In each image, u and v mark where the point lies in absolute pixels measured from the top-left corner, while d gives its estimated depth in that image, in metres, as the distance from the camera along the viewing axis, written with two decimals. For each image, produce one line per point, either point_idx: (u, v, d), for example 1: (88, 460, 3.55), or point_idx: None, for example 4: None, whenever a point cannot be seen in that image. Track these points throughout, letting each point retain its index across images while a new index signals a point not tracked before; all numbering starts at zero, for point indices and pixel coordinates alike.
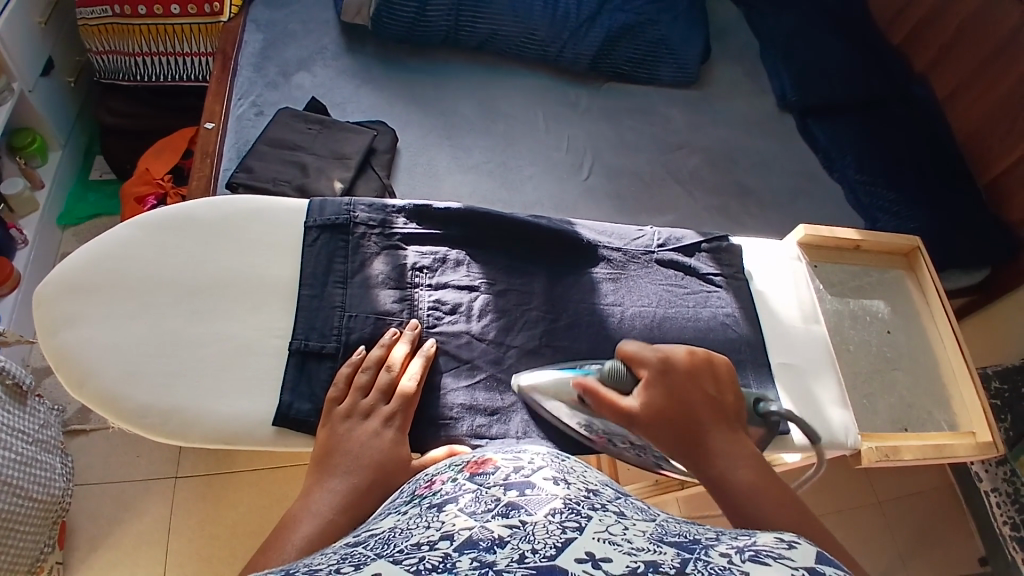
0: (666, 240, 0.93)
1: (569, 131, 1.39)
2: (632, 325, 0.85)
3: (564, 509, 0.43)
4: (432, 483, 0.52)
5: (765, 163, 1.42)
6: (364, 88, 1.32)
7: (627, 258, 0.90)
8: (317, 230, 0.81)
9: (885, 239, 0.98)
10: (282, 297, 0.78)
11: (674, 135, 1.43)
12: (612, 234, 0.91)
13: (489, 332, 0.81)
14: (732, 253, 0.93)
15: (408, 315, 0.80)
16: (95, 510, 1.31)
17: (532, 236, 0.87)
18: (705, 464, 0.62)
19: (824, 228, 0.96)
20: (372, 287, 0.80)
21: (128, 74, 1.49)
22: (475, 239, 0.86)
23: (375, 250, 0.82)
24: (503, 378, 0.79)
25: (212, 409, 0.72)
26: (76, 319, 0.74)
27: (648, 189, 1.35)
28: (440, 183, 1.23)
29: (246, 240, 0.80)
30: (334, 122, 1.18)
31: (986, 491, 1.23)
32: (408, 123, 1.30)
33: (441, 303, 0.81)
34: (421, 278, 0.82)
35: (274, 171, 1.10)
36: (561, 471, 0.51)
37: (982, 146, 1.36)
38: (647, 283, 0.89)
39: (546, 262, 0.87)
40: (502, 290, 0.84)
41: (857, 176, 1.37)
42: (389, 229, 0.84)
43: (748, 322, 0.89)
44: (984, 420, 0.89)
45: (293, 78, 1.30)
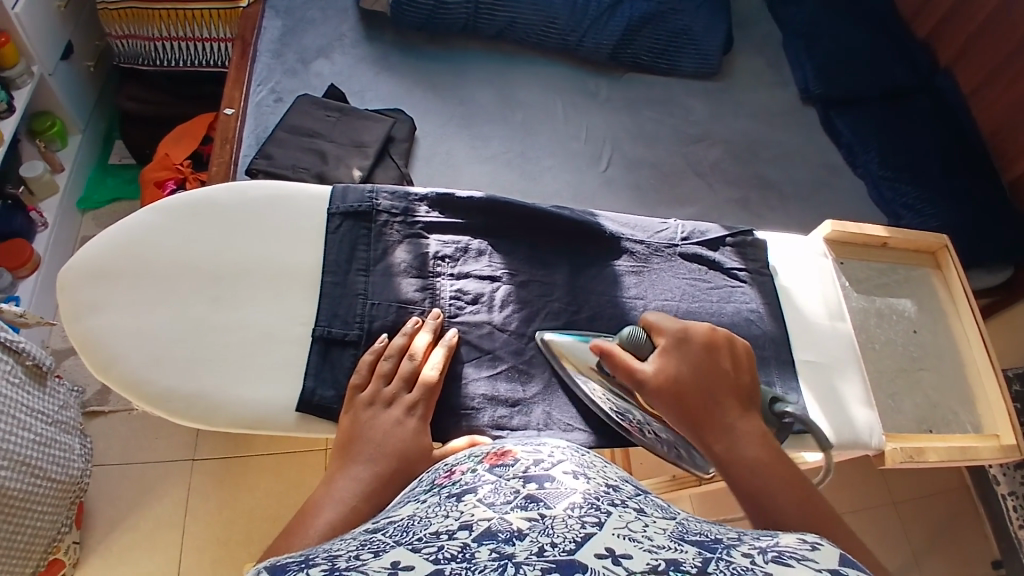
0: (690, 233, 0.92)
1: (588, 121, 1.37)
2: None
3: (583, 504, 0.43)
4: (452, 473, 0.52)
5: (788, 158, 1.40)
6: (383, 75, 1.32)
7: (651, 251, 0.89)
8: (340, 217, 0.81)
9: (912, 235, 0.96)
10: (304, 283, 0.78)
11: (693, 127, 1.42)
12: (635, 226, 0.90)
13: (511, 322, 0.81)
14: (757, 248, 0.92)
15: (430, 304, 0.80)
16: (112, 492, 1.33)
17: (554, 227, 0.87)
18: (713, 443, 0.62)
19: (851, 224, 0.95)
20: (394, 275, 0.80)
21: (148, 60, 1.50)
22: (497, 229, 0.86)
23: (397, 238, 0.82)
24: (524, 369, 0.79)
25: (236, 395, 0.72)
26: (100, 302, 0.74)
27: (667, 183, 1.34)
28: (459, 173, 1.22)
29: (269, 226, 0.80)
30: (354, 110, 1.18)
31: (1004, 494, 1.21)
32: (427, 111, 1.29)
33: (464, 293, 0.81)
34: (443, 267, 0.82)
35: (294, 157, 1.10)
36: (581, 465, 0.51)
37: (1010, 143, 1.33)
38: (671, 277, 0.88)
39: (568, 254, 0.87)
40: (525, 281, 0.84)
41: (882, 172, 1.34)
42: (411, 218, 0.83)
43: (772, 318, 0.88)
44: (1009, 422, 0.88)
45: (313, 65, 1.29)
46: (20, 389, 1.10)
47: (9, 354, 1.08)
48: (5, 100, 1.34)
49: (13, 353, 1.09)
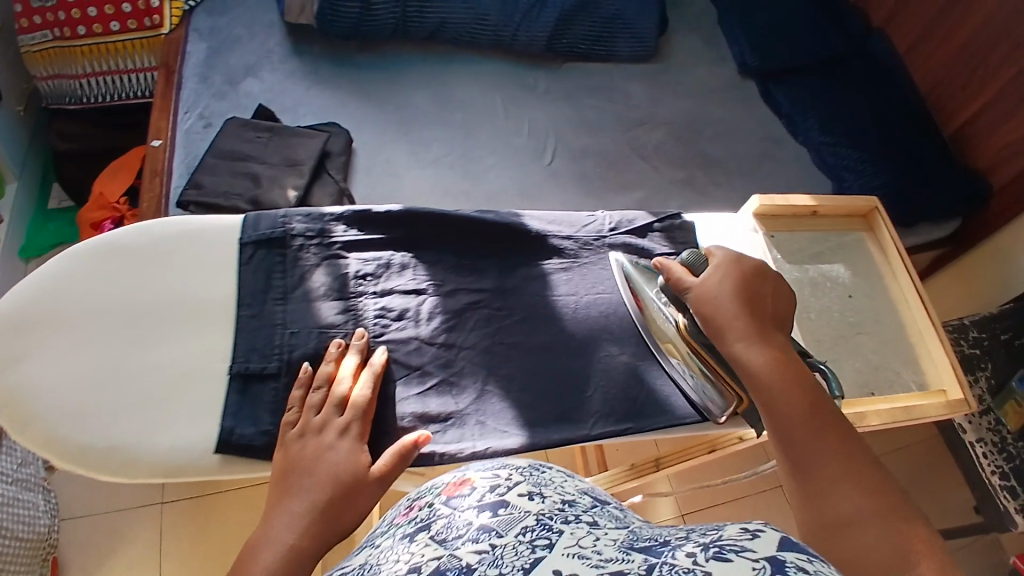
0: (618, 223, 0.91)
1: (529, 115, 1.37)
2: (586, 313, 0.84)
3: (535, 526, 0.44)
4: (411, 509, 0.52)
5: (729, 133, 1.40)
6: (314, 89, 1.29)
7: (579, 246, 0.89)
8: (252, 247, 0.80)
9: (840, 202, 0.97)
10: (220, 318, 0.77)
11: (635, 111, 1.42)
12: (561, 222, 0.90)
13: (439, 335, 0.80)
14: (685, 230, 0.91)
15: (353, 326, 0.78)
16: (85, 541, 1.30)
17: (479, 232, 0.86)
18: (738, 356, 0.65)
19: (778, 197, 0.96)
20: (312, 300, 0.78)
21: (75, 98, 1.45)
22: (419, 241, 0.85)
23: (314, 262, 0.81)
24: (454, 380, 0.78)
25: (163, 440, 0.71)
26: (9, 357, 0.71)
27: (613, 169, 1.33)
28: (400, 180, 1.20)
29: (185, 264, 0.78)
30: (283, 129, 1.15)
31: (971, 443, 1.17)
32: (362, 121, 1.26)
33: (387, 310, 0.80)
34: (365, 286, 0.81)
35: (225, 184, 1.07)
36: (537, 485, 0.52)
37: (946, 97, 1.34)
38: (601, 270, 0.88)
39: (495, 258, 0.86)
40: (451, 290, 0.83)
41: (821, 137, 1.35)
42: (328, 239, 0.82)
43: None
44: (955, 377, 0.89)
45: (241, 86, 1.27)
46: None
47: None
48: None
49: None
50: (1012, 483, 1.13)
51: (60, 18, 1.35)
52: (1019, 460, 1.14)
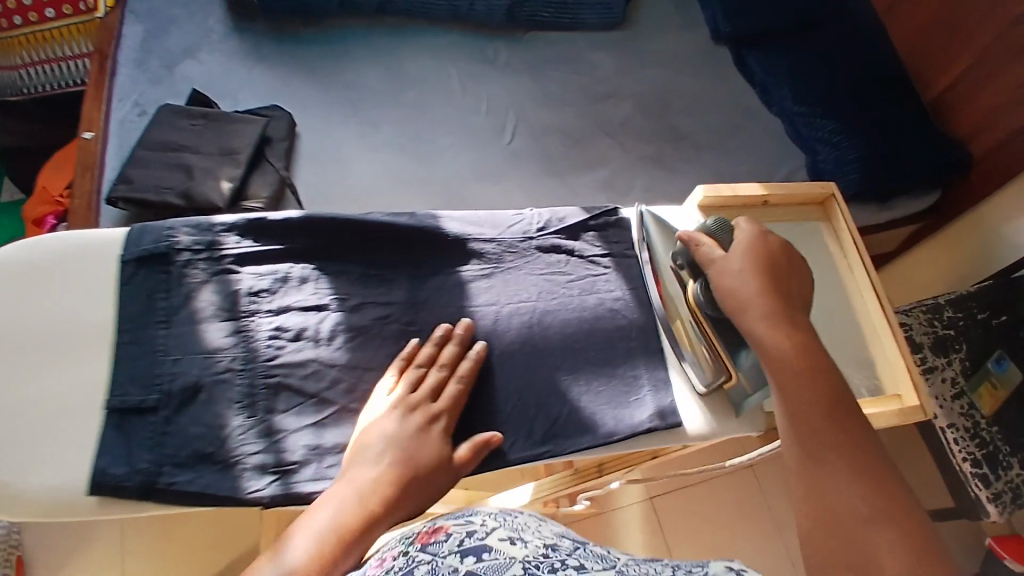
0: (547, 222, 0.85)
1: (487, 90, 1.29)
2: (509, 323, 0.78)
3: (522, 574, 0.47)
4: (384, 560, 0.52)
5: (700, 105, 1.33)
6: (256, 70, 1.22)
7: (503, 249, 0.82)
8: (132, 265, 0.71)
9: (793, 189, 0.92)
10: (94, 345, 0.69)
11: (601, 84, 1.34)
12: (484, 223, 0.83)
13: (341, 356, 0.72)
14: (620, 228, 0.87)
15: (243, 350, 0.70)
16: (49, 540, 1.28)
17: (393, 237, 0.79)
18: (763, 338, 0.67)
19: (726, 187, 0.89)
20: (198, 322, 0.70)
21: (12, 90, 1.36)
22: (323, 250, 0.77)
23: (201, 279, 0.73)
24: (356, 409, 0.70)
25: (21, 481, 0.63)
26: None
27: (577, 147, 1.26)
28: (346, 166, 1.14)
29: (53, 286, 0.70)
30: (219, 115, 1.09)
31: (943, 428, 1.15)
32: (307, 104, 1.19)
33: (283, 330, 0.72)
34: (258, 303, 0.72)
35: (156, 178, 1.01)
36: (513, 531, 0.54)
37: (929, 62, 1.26)
38: (526, 274, 0.81)
39: (409, 265, 0.79)
40: (357, 304, 0.75)
41: (796, 107, 1.27)
42: (217, 252, 0.73)
43: (638, 304, 0.82)
44: (909, 379, 0.84)
45: (177, 69, 1.19)
46: None
47: None
48: None
49: None
50: (984, 470, 1.11)
51: None
52: (990, 445, 1.13)
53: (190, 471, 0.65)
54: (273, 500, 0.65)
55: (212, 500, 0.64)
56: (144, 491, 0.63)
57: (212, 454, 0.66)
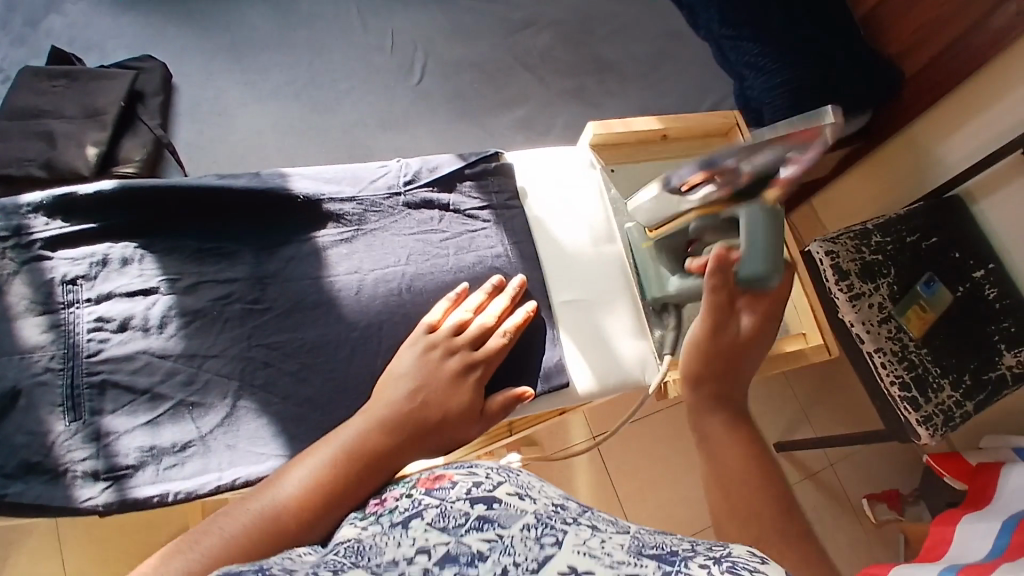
0: (417, 173, 0.73)
1: (391, 25, 1.17)
2: (374, 295, 0.68)
3: (537, 525, 0.43)
4: (384, 499, 0.49)
5: (625, 31, 1.24)
6: (125, 17, 1.08)
7: (364, 209, 0.71)
8: None
9: (689, 122, 0.82)
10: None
11: (517, 11, 1.23)
12: (342, 179, 0.71)
13: (175, 345, 0.62)
14: (502, 176, 0.76)
15: (62, 347, 0.60)
16: None
17: (230, 205, 0.67)
18: (699, 410, 0.54)
19: (618, 122, 0.81)
20: (11, 319, 0.61)
21: None
22: (144, 226, 0.65)
23: (10, 270, 0.62)
24: (196, 400, 0.62)
25: None
26: None
27: (493, 84, 1.17)
28: (234, 121, 1.04)
29: None
30: (82, 71, 0.96)
31: (869, 353, 1.14)
32: (185, 53, 1.07)
33: (105, 321, 0.62)
34: (77, 292, 0.62)
35: (14, 149, 0.89)
36: (521, 486, 0.48)
37: None
38: (392, 236, 0.70)
39: (253, 235, 0.68)
40: (191, 285, 0.65)
41: (721, 29, 1.15)
42: (25, 237, 0.63)
43: (523, 259, 0.73)
44: (814, 320, 0.82)
45: (33, 21, 1.05)
46: None
47: None
48: None
49: None
50: (912, 393, 1.11)
51: None
52: (919, 368, 1.14)
53: (21, 480, 0.56)
54: (110, 507, 0.57)
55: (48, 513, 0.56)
56: None
57: (39, 463, 0.57)
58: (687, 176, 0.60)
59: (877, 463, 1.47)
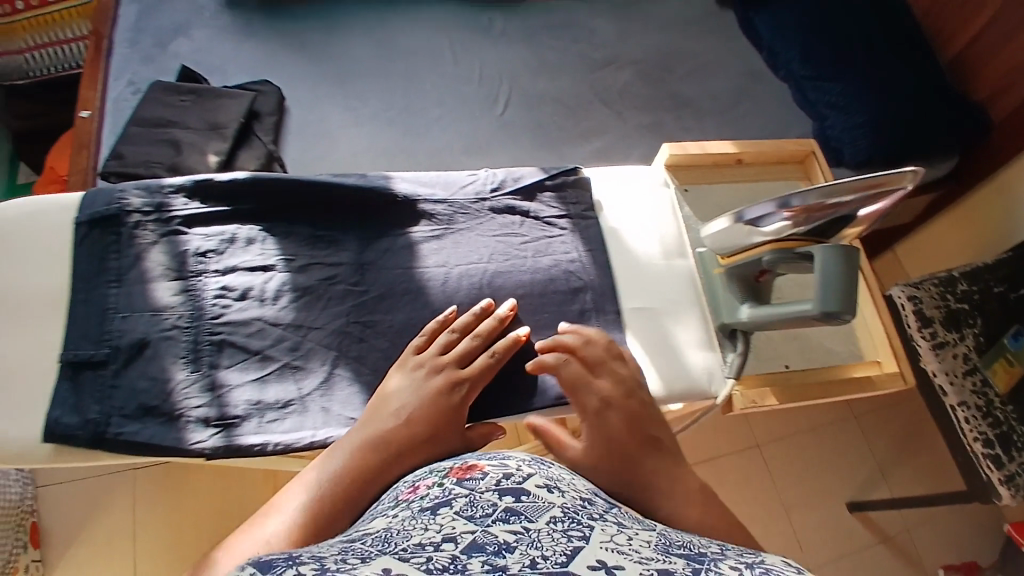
0: (502, 182, 0.79)
1: (480, 60, 1.27)
2: (458, 287, 0.73)
3: (564, 518, 0.43)
4: (416, 488, 0.50)
5: (702, 70, 1.28)
6: (248, 45, 1.21)
7: (454, 210, 0.77)
8: (86, 226, 0.69)
9: (768, 146, 0.86)
10: (51, 308, 0.66)
11: (600, 51, 1.30)
12: (437, 183, 0.78)
13: (285, 316, 0.69)
14: (580, 188, 0.80)
15: (190, 309, 0.67)
16: (62, 513, 1.34)
17: (338, 200, 0.74)
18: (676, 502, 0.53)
19: (693, 146, 0.85)
20: (148, 282, 0.67)
21: (21, 74, 1.43)
22: (266, 213, 0.73)
23: (151, 240, 0.69)
24: (299, 364, 0.68)
25: None
26: None
27: (573, 117, 1.23)
28: (335, 140, 1.14)
29: (16, 251, 0.68)
30: (208, 91, 1.09)
31: (953, 407, 1.08)
32: (296, 78, 1.19)
33: (227, 290, 0.68)
34: (206, 264, 0.69)
35: (145, 153, 1.01)
36: (550, 479, 0.51)
37: (949, 17, 1.20)
38: (477, 236, 0.76)
39: (358, 227, 0.74)
40: (302, 266, 0.72)
41: (802, 72, 1.21)
42: (166, 214, 0.70)
43: (596, 267, 0.76)
44: (889, 347, 0.78)
45: (169, 46, 1.19)
46: None
47: None
48: None
49: None
50: (995, 451, 1.05)
51: None
52: (1003, 425, 1.08)
53: (138, 422, 0.62)
54: (216, 453, 0.63)
55: (159, 452, 0.62)
56: (94, 440, 0.61)
57: (157, 407, 0.63)
58: (764, 214, 0.64)
59: (957, 529, 1.37)
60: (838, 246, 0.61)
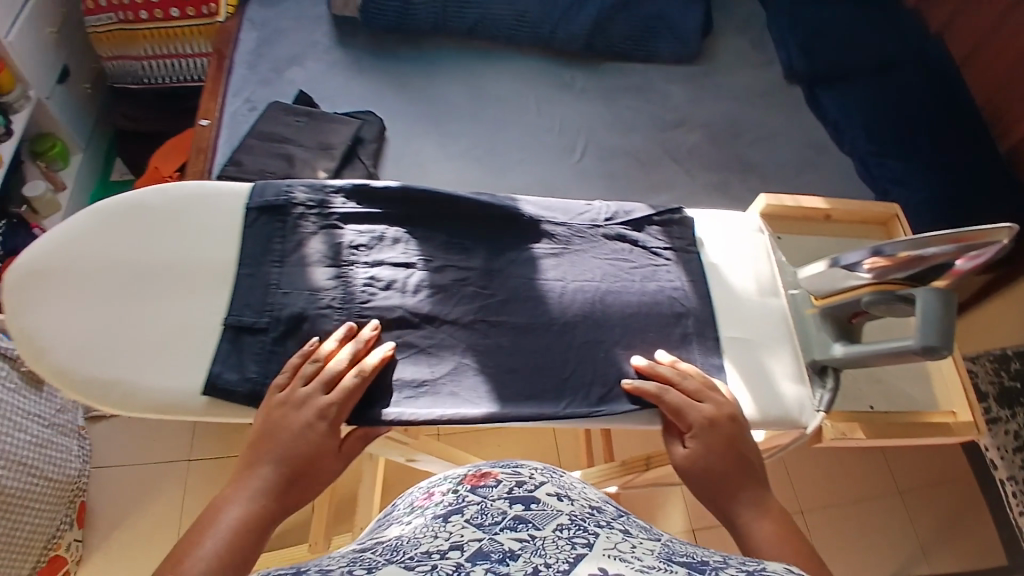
0: (615, 214, 0.84)
1: (562, 112, 1.37)
2: (572, 301, 0.77)
3: (571, 526, 0.50)
4: (433, 494, 0.62)
5: (770, 139, 1.36)
6: (355, 79, 1.33)
7: (572, 233, 0.82)
8: (256, 211, 0.74)
9: (854, 206, 0.92)
10: (216, 277, 0.70)
11: (673, 112, 1.40)
12: (556, 209, 0.83)
13: (424, 308, 0.73)
14: (683, 225, 0.85)
15: (343, 294, 0.72)
16: (113, 494, 1.39)
17: (472, 213, 0.79)
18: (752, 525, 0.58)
19: (788, 198, 0.91)
20: (308, 265, 0.72)
21: (135, 78, 1.52)
22: (409, 217, 0.78)
23: (312, 230, 0.75)
24: (434, 352, 0.72)
25: (143, 386, 0.65)
26: (29, 301, 0.67)
27: (644, 171, 1.32)
28: (427, 170, 1.23)
29: (190, 222, 0.72)
30: (320, 114, 1.20)
31: (1002, 479, 1.11)
32: (396, 112, 1.30)
33: (376, 280, 0.73)
34: (357, 256, 0.74)
35: (262, 164, 1.12)
36: (561, 488, 0.59)
37: (1008, 111, 1.28)
38: (591, 258, 0.81)
39: (487, 237, 0.79)
40: (439, 266, 0.76)
41: (868, 147, 1.28)
42: (327, 209, 0.76)
43: (698, 296, 0.80)
44: (964, 398, 0.82)
45: (285, 72, 1.31)
46: (15, 393, 1.17)
47: (5, 359, 1.16)
48: (3, 123, 1.38)
49: (9, 360, 1.17)
50: None
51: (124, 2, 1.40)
52: None
53: None
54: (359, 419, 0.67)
55: None
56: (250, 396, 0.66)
57: None
58: (860, 260, 0.70)
59: None
60: (937, 291, 0.66)
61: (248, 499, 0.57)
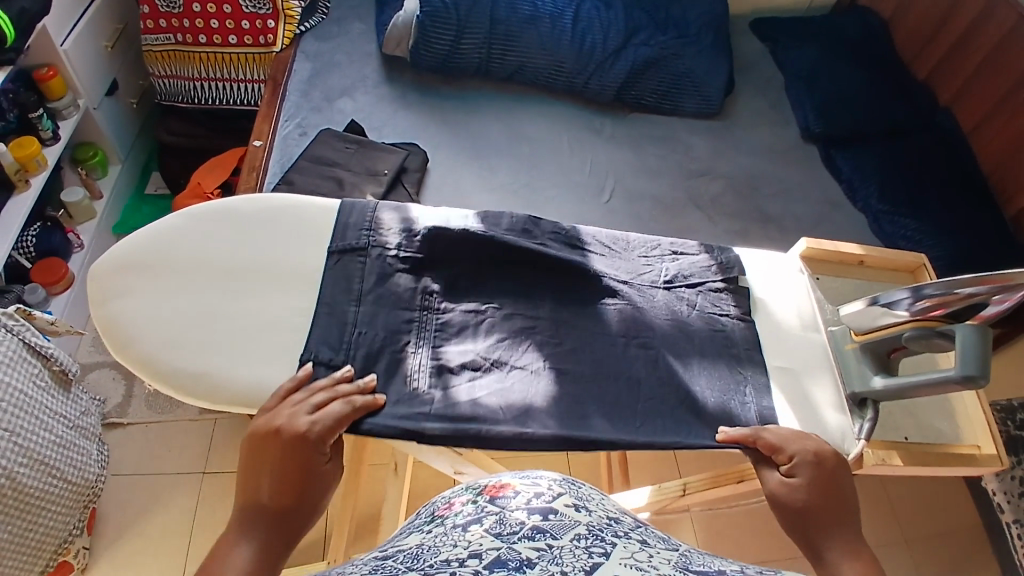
0: (674, 277, 0.91)
1: (593, 155, 1.45)
2: (634, 334, 0.85)
3: (589, 536, 0.49)
4: (452, 505, 0.58)
5: (788, 192, 1.44)
6: (401, 113, 1.40)
7: (635, 290, 0.89)
8: (337, 254, 0.83)
9: (888, 255, 0.99)
10: (302, 281, 0.81)
11: (696, 163, 1.47)
12: (620, 267, 0.90)
13: (495, 352, 0.81)
14: (738, 295, 0.90)
15: (418, 335, 0.81)
16: (124, 502, 1.38)
17: (535, 264, 0.88)
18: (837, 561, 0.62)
19: (828, 243, 0.98)
20: (384, 307, 0.81)
21: (186, 97, 1.58)
22: (476, 267, 0.87)
23: (388, 273, 0.84)
24: (506, 390, 0.79)
25: (227, 371, 0.75)
26: (128, 290, 0.79)
27: (669, 214, 1.38)
28: (466, 199, 1.29)
29: (278, 231, 0.84)
30: (370, 142, 1.27)
31: (1009, 522, 1.32)
32: (438, 146, 1.37)
33: (447, 325, 0.82)
34: (430, 301, 0.83)
35: (313, 184, 1.18)
36: (580, 499, 0.57)
37: (1007, 181, 1.36)
38: (654, 301, 0.88)
39: (552, 286, 0.88)
40: (509, 314, 0.84)
41: (880, 206, 1.37)
42: (402, 254, 0.85)
43: (746, 330, 0.88)
44: (988, 433, 0.86)
45: (336, 102, 1.38)
46: (46, 392, 1.16)
47: (37, 358, 1.14)
48: (52, 128, 1.42)
49: (42, 358, 1.16)
50: None
51: (184, 25, 1.47)
52: None
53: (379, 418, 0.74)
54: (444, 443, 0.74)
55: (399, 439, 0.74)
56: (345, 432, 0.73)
57: (396, 405, 0.75)
58: (899, 300, 0.76)
59: None
60: (974, 329, 0.71)
61: (254, 527, 0.61)
